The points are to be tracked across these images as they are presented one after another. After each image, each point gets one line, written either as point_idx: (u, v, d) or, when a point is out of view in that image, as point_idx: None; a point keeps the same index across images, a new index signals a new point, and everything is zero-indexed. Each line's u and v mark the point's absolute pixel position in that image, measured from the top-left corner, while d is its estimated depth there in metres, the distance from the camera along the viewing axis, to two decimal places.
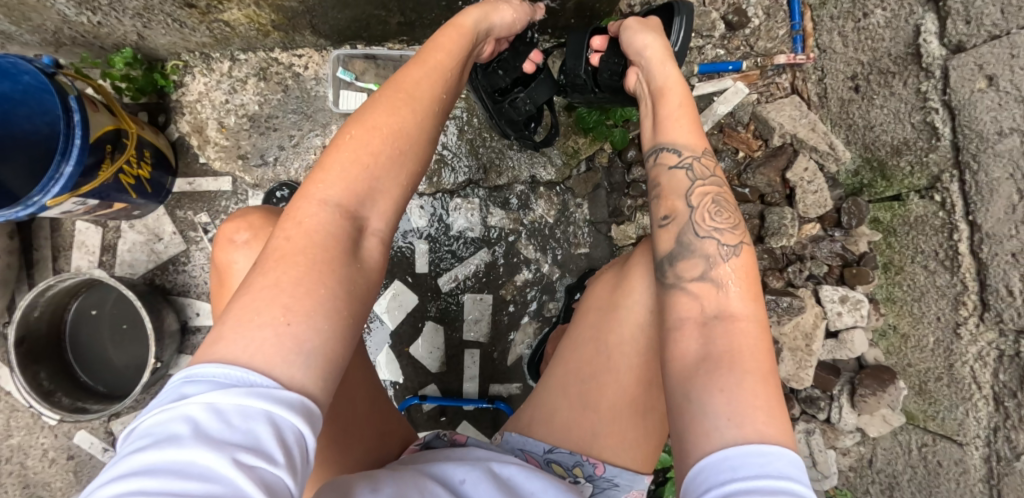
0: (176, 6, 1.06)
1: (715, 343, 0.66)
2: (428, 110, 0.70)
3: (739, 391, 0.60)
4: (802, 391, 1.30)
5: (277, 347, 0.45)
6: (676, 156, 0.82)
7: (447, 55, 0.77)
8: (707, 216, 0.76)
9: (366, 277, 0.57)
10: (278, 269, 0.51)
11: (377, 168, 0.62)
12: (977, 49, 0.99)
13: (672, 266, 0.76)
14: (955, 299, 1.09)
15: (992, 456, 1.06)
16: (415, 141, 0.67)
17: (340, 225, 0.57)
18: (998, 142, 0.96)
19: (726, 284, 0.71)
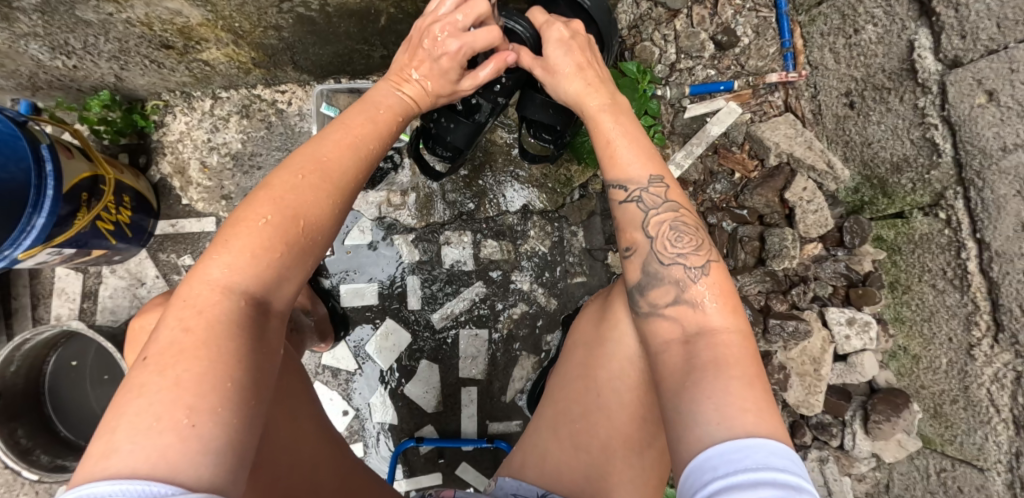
0: (152, 47, 1.05)
1: (698, 355, 0.63)
2: (348, 195, 0.66)
3: (726, 396, 0.57)
4: (813, 417, 1.26)
5: (181, 452, 0.41)
6: (624, 192, 0.75)
7: (375, 139, 0.73)
8: (668, 243, 0.72)
9: (271, 360, 0.55)
10: (177, 366, 0.47)
11: (289, 256, 0.58)
12: (974, 64, 0.96)
13: (643, 296, 0.73)
14: (967, 319, 1.04)
15: (1015, 483, 0.99)
16: (331, 221, 0.63)
17: (244, 314, 0.53)
18: (1002, 158, 0.93)
19: (701, 302, 0.67)
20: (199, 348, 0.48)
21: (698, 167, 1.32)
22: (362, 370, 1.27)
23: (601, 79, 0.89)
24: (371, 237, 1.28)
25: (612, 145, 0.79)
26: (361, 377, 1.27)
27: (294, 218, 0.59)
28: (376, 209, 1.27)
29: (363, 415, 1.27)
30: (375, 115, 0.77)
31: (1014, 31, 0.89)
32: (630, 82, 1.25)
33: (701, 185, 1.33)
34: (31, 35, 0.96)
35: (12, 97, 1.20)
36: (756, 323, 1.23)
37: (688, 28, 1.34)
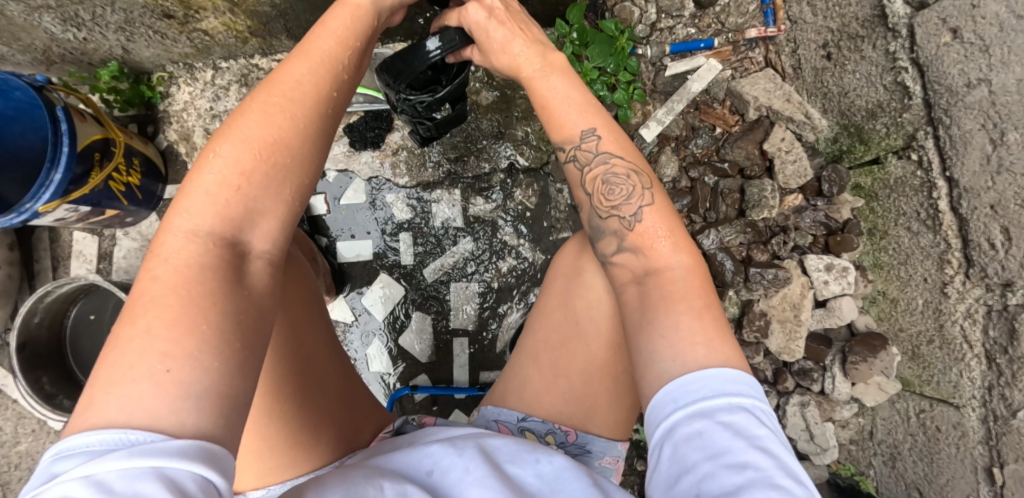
0: (155, 17, 1.12)
1: (653, 294, 0.69)
2: (309, 115, 0.64)
3: (679, 333, 0.64)
4: (795, 363, 1.28)
5: (160, 399, 0.44)
6: (563, 153, 0.80)
7: (338, 46, 0.69)
8: (603, 193, 0.77)
9: (253, 297, 0.56)
10: (153, 313, 0.48)
11: (253, 189, 0.58)
12: (940, 4, 0.98)
13: (598, 245, 0.79)
14: (940, 259, 1.07)
15: (988, 416, 1.02)
16: (297, 148, 0.62)
17: (215, 254, 0.54)
18: (967, 94, 0.95)
19: (653, 244, 0.73)
20: (170, 296, 0.49)
21: (679, 123, 1.35)
22: (358, 322, 1.34)
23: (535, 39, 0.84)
24: (365, 197, 1.34)
25: (552, 109, 0.80)
26: (359, 328, 1.34)
27: (253, 153, 0.59)
28: (369, 170, 1.34)
29: (360, 365, 1.34)
30: (338, 18, 0.71)
31: None
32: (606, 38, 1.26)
33: (683, 141, 1.37)
34: (44, 8, 1.05)
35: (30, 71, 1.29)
36: (736, 272, 1.27)
37: None
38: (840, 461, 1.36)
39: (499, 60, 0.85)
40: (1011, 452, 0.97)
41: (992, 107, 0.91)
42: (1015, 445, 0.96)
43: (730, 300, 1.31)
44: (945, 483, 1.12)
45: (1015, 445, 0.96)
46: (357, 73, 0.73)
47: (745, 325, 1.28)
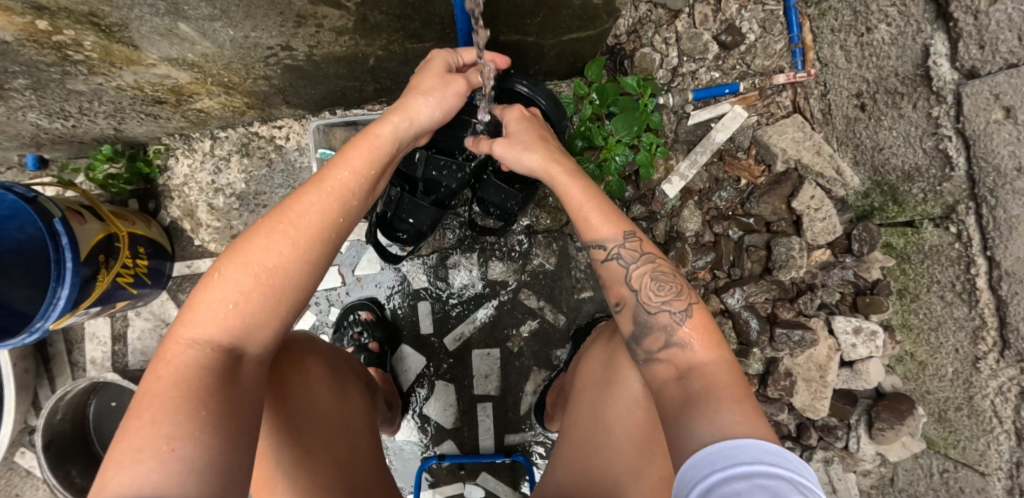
0: (147, 104, 1.05)
1: (692, 383, 0.64)
2: (315, 235, 0.63)
3: (721, 426, 0.56)
4: (819, 419, 1.29)
5: (160, 477, 0.46)
6: (603, 251, 0.78)
7: (353, 175, 0.69)
8: (650, 292, 0.74)
9: (248, 396, 0.56)
10: (153, 410, 0.50)
11: (255, 304, 0.58)
12: (992, 77, 0.91)
13: (637, 344, 0.73)
14: (974, 333, 1.05)
15: (1014, 489, 1.03)
16: (299, 273, 0.61)
17: (212, 358, 0.55)
18: (1017, 178, 0.90)
19: (687, 343, 0.69)
20: (173, 391, 0.51)
21: (702, 176, 1.29)
22: None
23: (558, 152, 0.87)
24: (380, 266, 1.31)
25: (583, 209, 0.80)
26: None
27: (256, 271, 0.59)
28: (382, 239, 1.29)
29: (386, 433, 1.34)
30: (356, 147, 0.71)
31: None
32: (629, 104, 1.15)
33: (706, 194, 1.31)
34: (28, 107, 0.98)
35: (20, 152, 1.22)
36: (762, 333, 1.25)
37: (690, 28, 1.27)
38: None
39: (522, 156, 0.86)
40: None
41: None
42: None
43: (755, 358, 1.30)
44: None
45: None
46: (371, 189, 0.72)
47: (770, 384, 1.28)
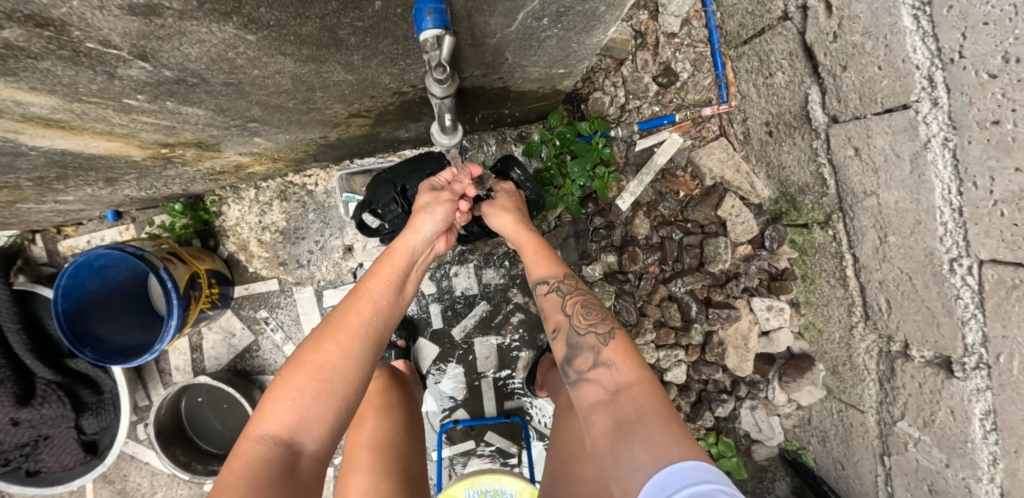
0: (211, 174, 1.36)
1: (624, 408, 0.87)
2: (353, 351, 0.92)
3: (646, 438, 0.80)
4: (747, 376, 1.67)
5: None
6: (548, 286, 1.15)
7: (369, 304, 1.00)
8: (581, 318, 1.07)
9: (301, 486, 0.78)
10: (231, 488, 0.73)
11: (305, 400, 0.85)
12: (845, 125, 1.21)
13: (572, 367, 1.02)
14: (848, 309, 1.40)
15: (882, 421, 1.42)
16: (338, 380, 0.88)
17: (273, 451, 0.79)
18: (865, 199, 1.22)
19: (613, 365, 0.96)
20: (248, 472, 0.75)
21: (648, 191, 1.61)
22: None
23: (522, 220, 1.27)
24: None
25: (534, 256, 1.21)
26: None
27: (309, 374, 0.86)
28: None
29: None
30: (372, 284, 1.04)
31: (868, 107, 1.13)
32: (582, 150, 1.48)
33: (652, 205, 1.63)
34: (129, 187, 1.29)
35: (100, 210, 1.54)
36: (699, 312, 1.59)
37: (634, 72, 1.56)
38: (787, 438, 1.80)
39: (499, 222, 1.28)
40: (894, 445, 1.39)
41: (880, 215, 1.19)
42: (896, 441, 1.38)
43: (696, 332, 1.63)
44: (855, 458, 1.55)
45: (896, 441, 1.38)
46: (387, 315, 1.01)
47: (707, 351, 1.65)
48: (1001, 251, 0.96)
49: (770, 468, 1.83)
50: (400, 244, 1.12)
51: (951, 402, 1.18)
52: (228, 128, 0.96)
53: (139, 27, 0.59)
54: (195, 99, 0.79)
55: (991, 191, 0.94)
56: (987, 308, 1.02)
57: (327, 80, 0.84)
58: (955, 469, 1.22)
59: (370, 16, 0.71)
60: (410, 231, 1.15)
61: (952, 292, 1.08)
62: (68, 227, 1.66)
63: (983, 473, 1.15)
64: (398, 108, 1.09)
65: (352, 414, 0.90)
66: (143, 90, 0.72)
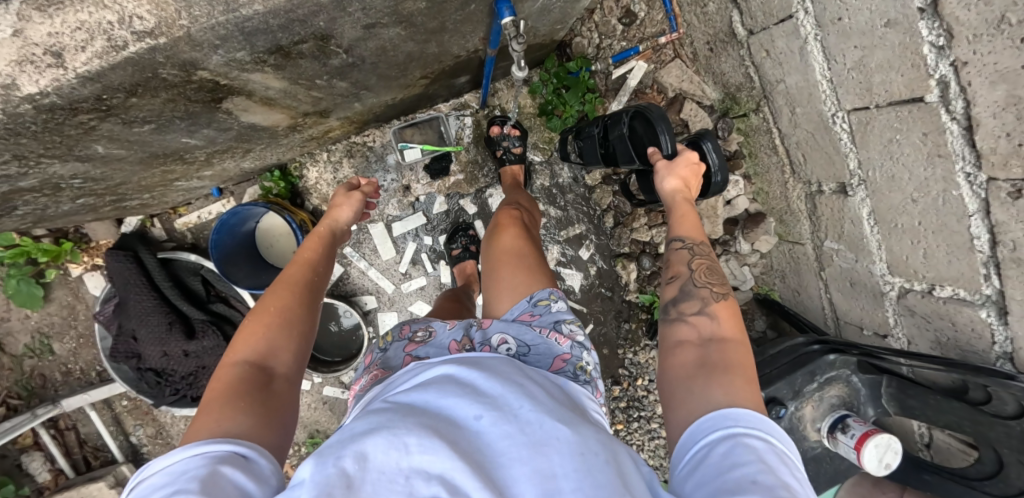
0: (304, 141, 1.77)
1: (713, 354, 1.21)
2: (293, 299, 1.24)
3: (728, 385, 1.10)
4: (720, 239, 2.21)
5: (206, 427, 0.92)
6: (681, 243, 1.49)
7: (298, 269, 1.35)
8: (700, 275, 1.44)
9: (272, 393, 1.05)
10: (213, 397, 1.01)
11: (271, 332, 1.15)
12: (761, 32, 1.70)
13: (679, 308, 1.39)
14: (783, 169, 1.91)
15: (816, 246, 1.92)
16: (288, 318, 1.19)
17: (249, 369, 1.08)
18: (778, 84, 1.74)
19: (715, 321, 1.31)
20: (215, 386, 1.03)
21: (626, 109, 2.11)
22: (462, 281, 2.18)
23: (688, 182, 1.58)
24: (448, 206, 2.11)
25: (681, 214, 1.53)
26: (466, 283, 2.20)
27: (268, 313, 1.18)
28: (445, 189, 2.09)
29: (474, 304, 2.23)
30: (302, 255, 1.42)
31: (766, 20, 1.66)
32: (574, 84, 1.98)
33: None
34: (250, 156, 1.69)
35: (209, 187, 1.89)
36: None
37: (603, 18, 2.03)
38: (762, 286, 2.31)
39: (665, 183, 1.57)
40: (828, 264, 1.90)
41: (791, 92, 1.70)
42: (829, 259, 1.89)
43: None
44: (800, 282, 2.10)
45: (829, 260, 1.89)
46: (315, 276, 1.36)
47: None
48: (857, 102, 1.51)
49: (748, 311, 2.36)
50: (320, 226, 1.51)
51: (851, 215, 1.71)
52: (346, 92, 1.41)
53: (359, 34, 1.05)
54: (347, 70, 1.24)
55: (845, 64, 1.49)
56: (857, 142, 1.57)
57: (423, 53, 1.32)
58: (861, 261, 1.75)
59: (463, 13, 1.15)
60: (326, 220, 1.56)
61: (835, 136, 1.62)
62: (180, 207, 1.97)
63: (876, 256, 1.69)
64: (450, 68, 1.58)
65: (307, 343, 1.20)
66: (327, 72, 1.19)
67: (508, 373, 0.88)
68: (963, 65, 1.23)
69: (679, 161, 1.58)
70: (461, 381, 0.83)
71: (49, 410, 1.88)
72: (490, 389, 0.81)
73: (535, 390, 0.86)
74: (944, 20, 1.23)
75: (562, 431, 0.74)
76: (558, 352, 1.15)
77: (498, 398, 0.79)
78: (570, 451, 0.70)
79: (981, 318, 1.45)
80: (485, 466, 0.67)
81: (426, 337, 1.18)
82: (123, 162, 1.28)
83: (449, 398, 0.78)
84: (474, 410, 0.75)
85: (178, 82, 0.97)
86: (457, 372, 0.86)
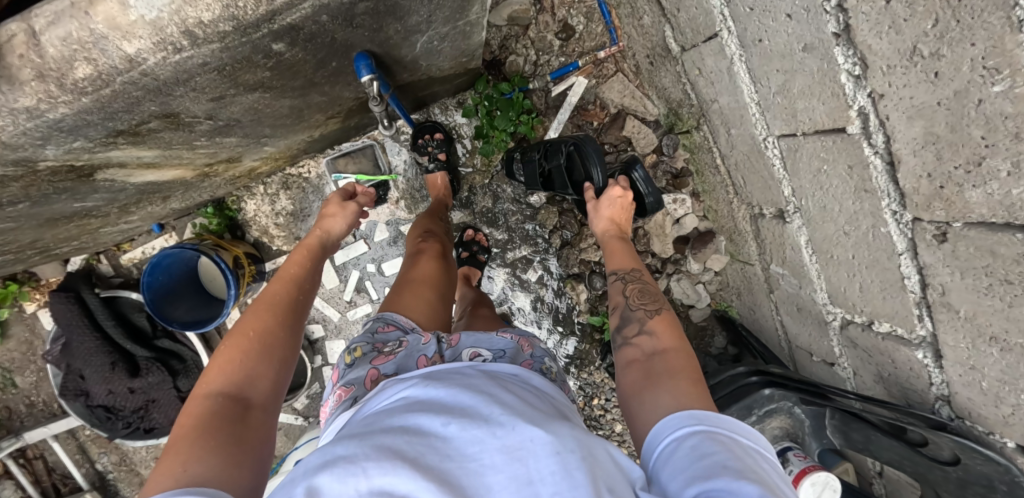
0: (227, 181, 1.76)
1: (656, 367, 1.09)
2: (272, 320, 1.16)
3: (674, 394, 0.98)
4: (672, 257, 2.13)
5: (170, 471, 0.82)
6: (617, 276, 1.45)
7: (280, 285, 1.28)
8: (636, 298, 1.35)
9: (248, 425, 0.96)
10: (178, 436, 0.91)
11: (248, 358, 1.07)
12: (692, 49, 1.59)
13: (620, 334, 1.28)
14: (726, 188, 1.82)
15: (764, 268, 1.83)
16: (266, 342, 1.11)
17: (221, 399, 0.98)
18: (713, 104, 1.64)
19: (652, 335, 1.21)
20: (181, 423, 0.94)
21: (569, 126, 2.01)
22: None
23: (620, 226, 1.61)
24: (388, 233, 2.07)
25: (614, 245, 1.54)
26: None
27: (246, 336, 1.10)
28: (385, 216, 2.05)
29: None
30: (286, 269, 1.35)
31: (694, 39, 1.56)
32: (506, 105, 1.91)
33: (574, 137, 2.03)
34: (173, 200, 1.69)
35: (147, 225, 1.91)
36: None
37: (539, 33, 1.94)
38: (721, 302, 2.23)
39: (599, 221, 1.62)
40: (776, 287, 1.81)
41: (725, 113, 1.61)
42: (777, 283, 1.80)
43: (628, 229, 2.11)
44: (753, 302, 2.02)
45: (777, 284, 1.80)
46: (298, 293, 1.29)
47: (637, 241, 2.11)
48: (785, 128, 1.41)
49: (708, 327, 2.27)
50: (309, 240, 1.47)
51: (790, 241, 1.62)
52: (242, 141, 1.38)
53: (212, 105, 1.03)
54: (223, 129, 1.20)
55: (770, 88, 1.38)
56: (789, 168, 1.47)
57: (309, 103, 1.28)
58: (804, 288, 1.66)
59: (329, 70, 1.11)
60: (315, 234, 1.51)
61: (769, 162, 1.53)
62: (124, 243, 2.00)
63: (817, 285, 1.59)
64: (358, 107, 1.53)
65: (286, 370, 1.12)
66: (202, 135, 1.17)
67: (480, 381, 0.87)
68: (880, 97, 1.11)
69: (605, 197, 1.63)
70: (429, 395, 0.81)
71: (11, 443, 1.99)
72: (462, 396, 0.79)
73: (510, 396, 0.83)
74: (857, 48, 1.10)
75: (535, 432, 0.71)
76: (523, 357, 1.15)
77: (469, 405, 0.76)
78: (543, 451, 0.68)
79: (918, 359, 1.35)
80: (455, 477, 0.64)
81: (395, 349, 1.13)
82: (21, 228, 1.30)
83: (416, 412, 0.75)
84: (442, 419, 0.72)
85: (24, 173, 0.98)
86: (427, 387, 0.83)
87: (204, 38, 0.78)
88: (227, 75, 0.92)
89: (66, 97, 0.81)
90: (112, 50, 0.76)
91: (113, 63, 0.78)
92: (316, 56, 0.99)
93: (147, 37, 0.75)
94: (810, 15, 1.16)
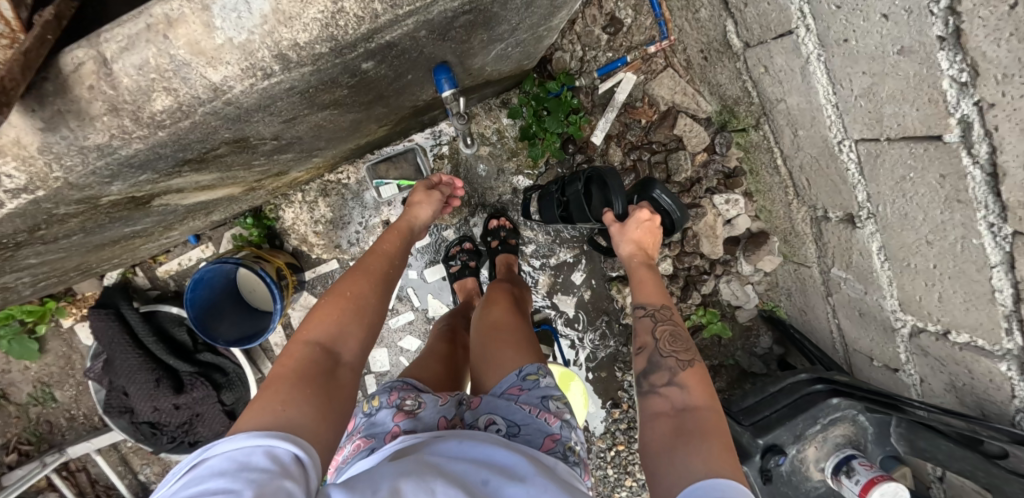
0: (263, 194, 1.67)
1: (687, 426, 1.00)
2: (371, 284, 1.10)
3: (703, 461, 0.90)
4: (722, 259, 2.08)
5: (266, 410, 0.77)
6: (643, 308, 1.32)
7: (376, 252, 1.22)
8: (666, 343, 1.22)
9: (339, 383, 0.90)
10: (274, 377, 0.86)
11: (344, 317, 1.01)
12: (757, 47, 1.51)
13: (646, 379, 1.17)
14: (785, 188, 1.77)
15: (823, 271, 1.78)
16: (362, 304, 1.05)
17: (316, 350, 0.93)
18: (779, 103, 1.57)
19: (683, 390, 1.10)
20: (280, 364, 0.89)
21: (615, 124, 1.94)
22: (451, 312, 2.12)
23: (647, 260, 1.43)
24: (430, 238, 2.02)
25: (641, 275, 1.39)
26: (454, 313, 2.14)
27: (345, 297, 1.04)
28: None
29: None
30: (385, 238, 1.29)
31: (761, 35, 1.48)
32: (555, 105, 1.82)
33: (621, 135, 1.96)
34: (217, 212, 1.62)
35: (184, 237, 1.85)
36: None
37: (585, 27, 1.83)
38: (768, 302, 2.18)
39: (626, 244, 1.45)
40: (835, 290, 1.77)
41: (793, 114, 1.54)
42: (837, 287, 1.75)
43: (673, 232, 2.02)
44: (805, 303, 1.98)
45: (837, 287, 1.75)
46: (393, 264, 1.23)
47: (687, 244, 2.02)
48: (865, 132, 1.34)
49: (753, 327, 2.22)
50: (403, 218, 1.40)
51: (859, 246, 1.57)
52: (293, 157, 1.30)
53: (282, 127, 0.96)
54: (280, 148, 1.13)
55: (851, 90, 1.31)
56: (866, 173, 1.41)
57: (370, 115, 1.20)
58: (871, 294, 1.61)
59: (404, 82, 1.03)
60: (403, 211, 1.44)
61: (842, 165, 1.46)
62: (159, 255, 1.93)
63: (887, 292, 1.54)
64: (409, 114, 1.44)
65: (376, 335, 1.05)
66: (258, 156, 1.10)
67: (514, 446, 0.84)
68: (988, 107, 1.03)
69: (631, 224, 1.46)
70: (471, 450, 0.79)
71: (55, 458, 1.98)
72: (501, 456, 0.77)
73: (540, 465, 0.80)
74: (967, 53, 1.01)
75: None
76: (548, 431, 0.97)
77: (510, 468, 0.74)
78: None
79: (1000, 372, 1.27)
80: None
81: (415, 407, 0.99)
82: (68, 256, 1.24)
83: (463, 463, 0.73)
84: (486, 476, 0.70)
85: (86, 208, 0.92)
86: (464, 443, 0.81)
87: (296, 62, 0.76)
88: (308, 97, 0.88)
89: (139, 132, 0.79)
90: (193, 79, 0.74)
91: (194, 92, 0.76)
92: (395, 73, 0.93)
93: (235, 63, 0.73)
94: (911, 17, 1.07)
